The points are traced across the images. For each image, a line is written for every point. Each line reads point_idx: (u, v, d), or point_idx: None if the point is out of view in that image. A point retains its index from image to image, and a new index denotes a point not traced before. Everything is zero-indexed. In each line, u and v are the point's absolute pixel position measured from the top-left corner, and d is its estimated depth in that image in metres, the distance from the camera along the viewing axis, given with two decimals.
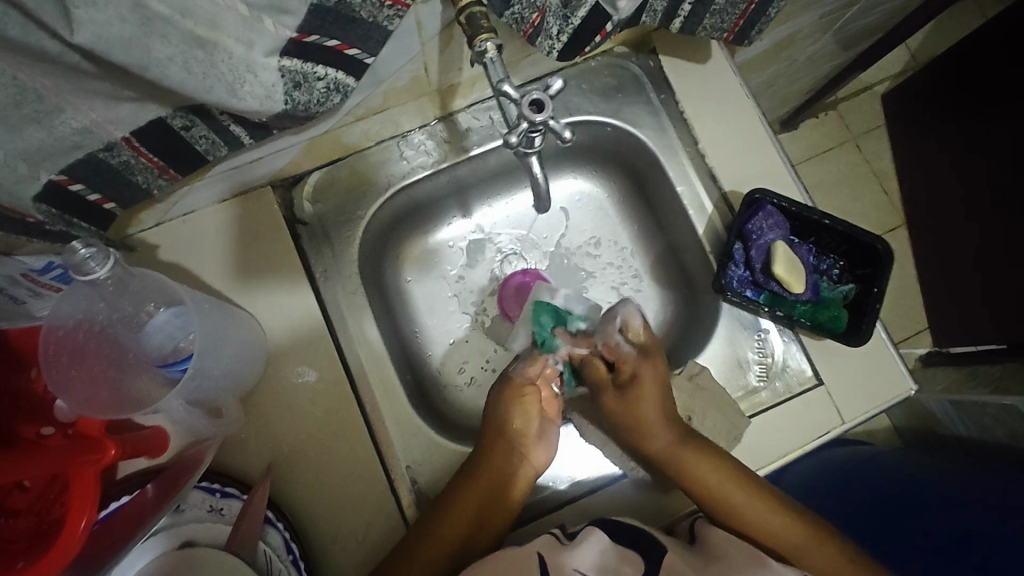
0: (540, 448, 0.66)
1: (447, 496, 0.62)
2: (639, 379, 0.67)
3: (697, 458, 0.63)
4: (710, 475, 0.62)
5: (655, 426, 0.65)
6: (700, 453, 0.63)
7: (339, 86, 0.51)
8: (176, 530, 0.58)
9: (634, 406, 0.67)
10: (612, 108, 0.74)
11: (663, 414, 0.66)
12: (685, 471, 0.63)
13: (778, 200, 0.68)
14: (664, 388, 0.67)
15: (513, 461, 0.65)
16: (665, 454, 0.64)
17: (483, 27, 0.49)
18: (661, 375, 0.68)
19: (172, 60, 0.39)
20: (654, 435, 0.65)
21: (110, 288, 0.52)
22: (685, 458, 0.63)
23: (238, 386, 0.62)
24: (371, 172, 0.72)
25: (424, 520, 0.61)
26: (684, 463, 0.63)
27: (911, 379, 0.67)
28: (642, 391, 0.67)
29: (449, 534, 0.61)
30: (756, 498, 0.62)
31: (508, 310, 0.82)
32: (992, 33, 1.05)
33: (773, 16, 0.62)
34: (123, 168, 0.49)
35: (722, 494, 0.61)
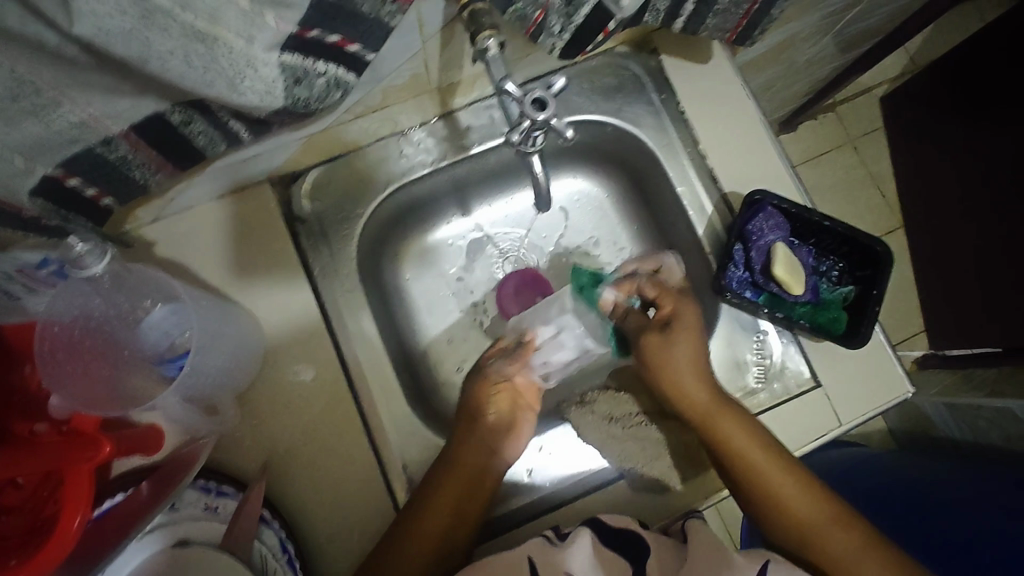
0: (511, 443, 0.66)
1: (426, 488, 0.62)
2: (678, 325, 0.66)
3: (730, 423, 0.63)
4: (744, 442, 0.62)
5: (688, 379, 0.65)
6: (734, 417, 0.63)
7: (339, 82, 0.51)
8: (171, 528, 0.56)
9: (670, 356, 0.66)
10: (613, 107, 0.73)
11: (701, 361, 0.66)
12: (719, 435, 0.62)
13: (778, 202, 0.68)
14: (698, 338, 0.66)
15: (483, 450, 0.65)
16: (701, 412, 0.64)
17: (485, 25, 0.49)
18: (699, 327, 0.67)
19: (173, 55, 0.38)
20: (690, 386, 0.65)
21: (105, 281, 0.53)
22: (722, 422, 0.63)
23: (234, 383, 0.61)
24: (371, 169, 0.71)
25: (409, 515, 0.60)
26: (719, 426, 0.63)
27: (909, 382, 0.67)
28: (681, 341, 0.66)
29: (437, 524, 0.60)
30: (785, 471, 0.62)
31: (506, 310, 0.81)
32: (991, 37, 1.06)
33: (775, 17, 0.62)
34: (120, 163, 0.49)
35: (752, 462, 0.61)
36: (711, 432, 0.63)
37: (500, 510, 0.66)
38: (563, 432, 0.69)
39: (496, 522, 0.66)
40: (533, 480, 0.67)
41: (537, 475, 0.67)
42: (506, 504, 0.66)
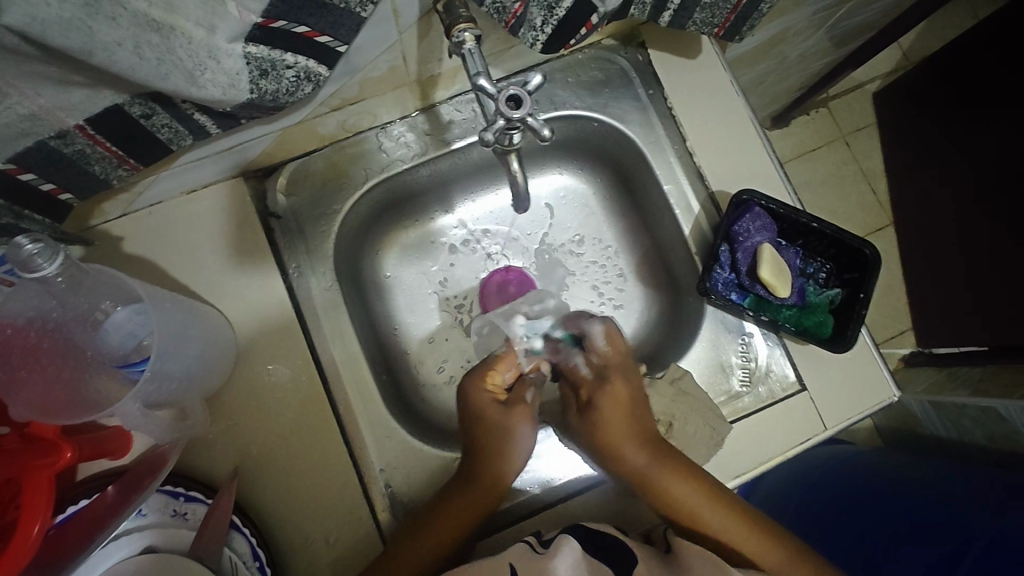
0: (526, 424, 0.64)
1: (427, 523, 0.58)
2: (600, 406, 0.61)
3: (679, 486, 0.59)
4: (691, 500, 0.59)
5: (628, 448, 0.60)
6: (677, 469, 0.60)
7: (310, 75, 0.49)
8: (138, 534, 0.56)
9: (602, 422, 0.61)
10: (599, 102, 0.71)
11: (635, 423, 0.61)
12: (668, 495, 0.59)
13: (765, 202, 0.67)
14: (633, 407, 0.62)
15: (504, 452, 0.61)
16: (643, 476, 0.60)
17: (461, 16, 0.47)
18: (629, 391, 0.62)
19: (122, 45, 0.36)
20: (629, 451, 0.60)
21: (60, 284, 0.50)
22: (663, 481, 0.59)
23: (202, 386, 0.59)
24: (348, 164, 0.69)
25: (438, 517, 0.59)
26: (662, 482, 0.59)
27: (895, 384, 0.66)
28: (609, 420, 0.61)
29: (422, 550, 0.57)
30: (741, 519, 0.59)
31: (484, 299, 0.80)
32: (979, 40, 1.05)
33: (766, 11, 0.60)
34: (77, 157, 0.47)
35: (707, 524, 0.59)
36: (656, 485, 0.59)
37: None
38: (544, 436, 0.68)
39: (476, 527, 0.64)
40: (515, 484, 0.65)
41: (519, 479, 0.66)
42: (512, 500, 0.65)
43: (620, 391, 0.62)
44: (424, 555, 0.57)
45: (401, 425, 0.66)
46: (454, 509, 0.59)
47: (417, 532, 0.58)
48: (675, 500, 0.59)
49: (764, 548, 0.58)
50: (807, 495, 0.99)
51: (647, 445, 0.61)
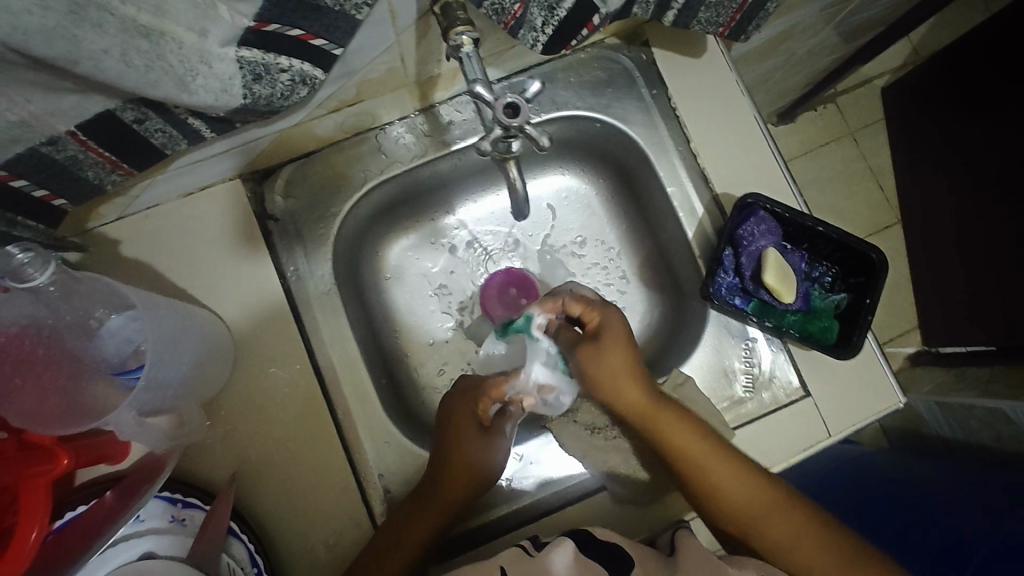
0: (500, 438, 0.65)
1: (427, 498, 0.59)
2: (607, 340, 0.61)
3: (686, 436, 0.59)
4: (698, 449, 0.58)
5: (633, 388, 0.60)
6: (688, 425, 0.59)
7: (305, 78, 0.48)
8: (135, 541, 0.55)
9: (606, 363, 0.60)
10: (601, 103, 0.70)
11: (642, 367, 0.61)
12: (682, 449, 0.59)
13: (770, 205, 0.66)
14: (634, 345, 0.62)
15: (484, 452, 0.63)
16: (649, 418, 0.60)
17: (459, 19, 0.45)
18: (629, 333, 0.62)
19: (109, 53, 0.36)
20: (632, 392, 0.60)
21: (53, 292, 0.49)
22: (668, 422, 0.59)
23: (198, 392, 0.59)
24: (347, 166, 0.68)
25: (406, 519, 0.58)
26: (674, 433, 0.59)
27: (901, 390, 0.65)
28: (614, 347, 0.60)
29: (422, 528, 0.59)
30: (756, 483, 0.59)
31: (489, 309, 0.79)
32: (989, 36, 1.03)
33: (772, 10, 0.59)
34: (70, 163, 0.46)
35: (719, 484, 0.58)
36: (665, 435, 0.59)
37: (482, 519, 0.64)
38: (545, 441, 0.67)
39: (472, 532, 0.64)
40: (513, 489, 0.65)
41: (517, 483, 0.65)
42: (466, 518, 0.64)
43: (617, 328, 0.62)
44: (423, 530, 0.59)
45: (394, 423, 0.65)
46: (420, 519, 0.59)
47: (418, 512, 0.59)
48: (692, 467, 0.58)
49: (775, 513, 0.59)
50: (810, 496, 0.98)
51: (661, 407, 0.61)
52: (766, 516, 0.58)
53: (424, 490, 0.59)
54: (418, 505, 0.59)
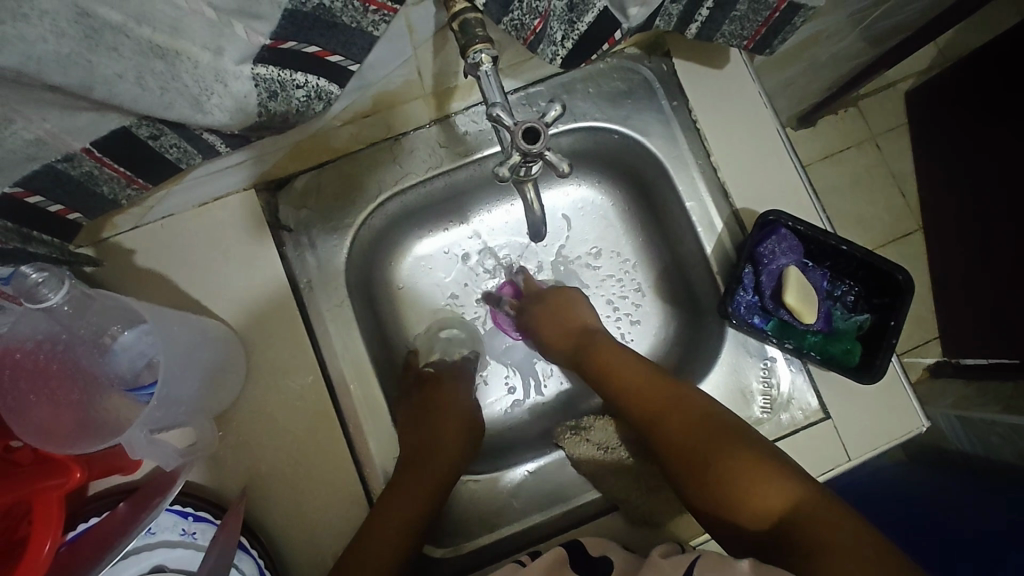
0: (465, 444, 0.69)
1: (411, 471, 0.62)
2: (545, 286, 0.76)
3: (605, 353, 0.68)
4: (615, 363, 0.66)
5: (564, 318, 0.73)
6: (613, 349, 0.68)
7: (320, 94, 0.47)
8: (145, 555, 0.55)
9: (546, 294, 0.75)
10: (620, 115, 0.69)
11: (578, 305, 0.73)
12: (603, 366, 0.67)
13: (792, 223, 0.64)
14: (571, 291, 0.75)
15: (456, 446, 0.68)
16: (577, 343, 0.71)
17: (477, 36, 0.44)
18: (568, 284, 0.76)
19: (124, 77, 0.35)
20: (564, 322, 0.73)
21: (67, 311, 0.49)
22: (592, 344, 0.69)
23: (210, 405, 0.59)
24: (361, 176, 0.68)
25: (382, 501, 0.59)
26: (596, 354, 0.68)
27: (924, 414, 0.63)
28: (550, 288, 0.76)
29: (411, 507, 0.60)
30: (678, 399, 0.61)
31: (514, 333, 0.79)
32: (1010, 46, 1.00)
33: (800, 24, 0.57)
34: (84, 178, 0.46)
35: (636, 396, 0.63)
36: (592, 356, 0.68)
37: (491, 537, 0.64)
38: (557, 460, 0.66)
39: (482, 551, 0.63)
40: (523, 506, 0.65)
41: (528, 500, 0.65)
42: (455, 545, 0.64)
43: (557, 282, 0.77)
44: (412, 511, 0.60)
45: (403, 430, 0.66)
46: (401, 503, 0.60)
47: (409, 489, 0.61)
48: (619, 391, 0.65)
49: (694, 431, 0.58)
50: None
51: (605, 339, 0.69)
52: (686, 437, 0.58)
53: (396, 478, 0.62)
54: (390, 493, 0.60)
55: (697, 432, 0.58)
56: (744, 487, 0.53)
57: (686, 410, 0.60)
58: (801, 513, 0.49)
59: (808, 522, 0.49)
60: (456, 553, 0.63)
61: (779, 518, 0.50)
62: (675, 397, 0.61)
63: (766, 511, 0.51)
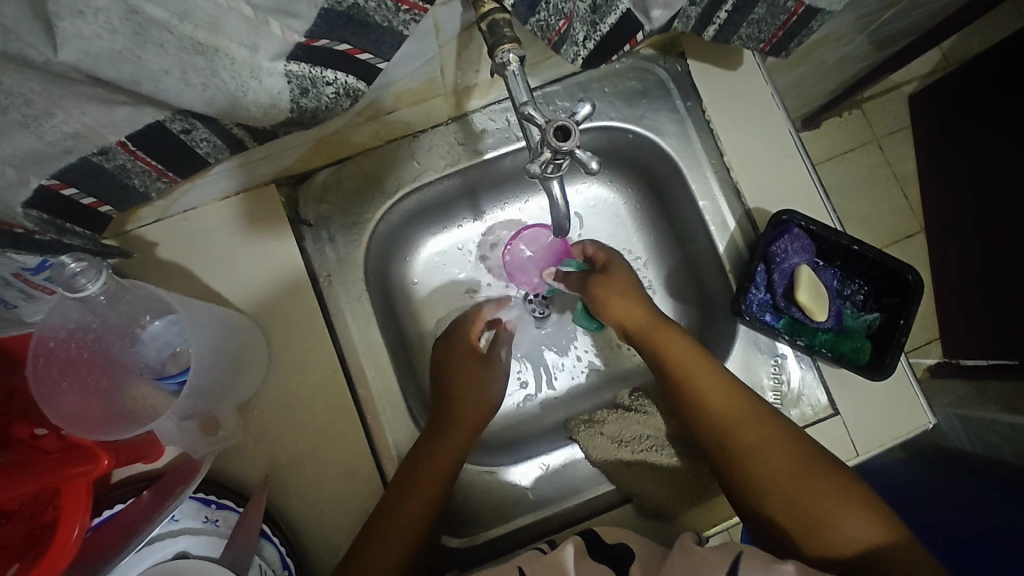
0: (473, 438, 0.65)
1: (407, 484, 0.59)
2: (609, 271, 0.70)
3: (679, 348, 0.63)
4: (691, 360, 0.62)
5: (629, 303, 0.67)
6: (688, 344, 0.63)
7: (349, 90, 0.48)
8: (171, 541, 0.57)
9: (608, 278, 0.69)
10: (635, 114, 0.70)
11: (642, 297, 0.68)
12: (675, 361, 0.62)
13: (805, 223, 0.65)
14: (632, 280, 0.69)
15: (457, 444, 0.63)
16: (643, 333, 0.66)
17: (505, 36, 0.45)
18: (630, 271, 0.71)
19: (168, 72, 0.37)
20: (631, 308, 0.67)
21: (101, 301, 0.50)
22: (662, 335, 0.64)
23: (233, 395, 0.60)
24: (380, 172, 0.69)
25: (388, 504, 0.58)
26: (666, 350, 0.63)
27: (931, 411, 0.65)
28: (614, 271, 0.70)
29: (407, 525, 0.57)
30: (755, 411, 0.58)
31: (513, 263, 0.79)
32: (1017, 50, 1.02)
33: (816, 28, 0.58)
34: (118, 171, 0.47)
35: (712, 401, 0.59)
36: (660, 351, 0.64)
37: (506, 528, 0.65)
38: (570, 452, 0.68)
39: (496, 541, 0.65)
40: (538, 498, 0.66)
41: (542, 492, 0.66)
42: (471, 535, 0.65)
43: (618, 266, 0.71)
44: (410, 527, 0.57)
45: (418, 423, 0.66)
46: (411, 499, 0.58)
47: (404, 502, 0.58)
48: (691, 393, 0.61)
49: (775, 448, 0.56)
50: None
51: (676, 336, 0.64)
52: (767, 453, 0.56)
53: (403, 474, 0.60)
54: (398, 491, 0.59)
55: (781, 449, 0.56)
56: (831, 515, 0.51)
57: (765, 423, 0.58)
58: (890, 553, 0.49)
59: (896, 560, 0.49)
60: (472, 543, 0.64)
61: (862, 553, 0.50)
62: (749, 407, 0.59)
63: (851, 543, 0.50)
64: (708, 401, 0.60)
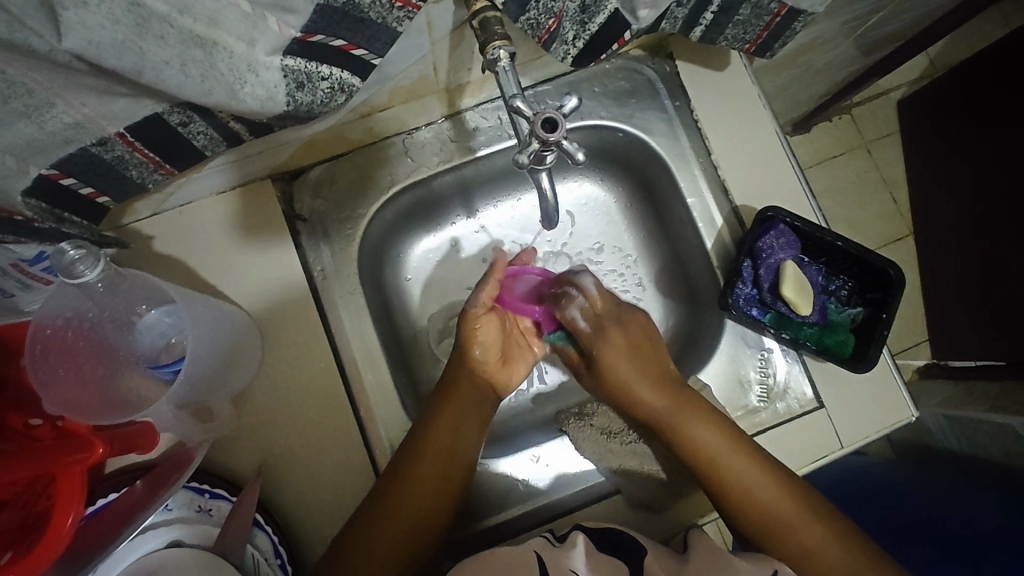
0: (475, 427, 0.65)
1: (403, 465, 0.60)
2: (606, 351, 0.68)
3: (700, 429, 0.63)
4: (711, 444, 0.62)
5: (641, 386, 0.66)
6: (707, 423, 0.63)
7: (343, 86, 0.49)
8: (165, 529, 0.58)
9: (613, 362, 0.67)
10: (625, 113, 0.71)
11: (654, 369, 0.66)
12: (696, 445, 0.62)
13: (790, 219, 0.67)
14: (637, 349, 0.67)
15: (457, 428, 0.63)
16: (661, 413, 0.65)
17: (496, 33, 0.47)
18: (635, 332, 0.68)
19: (169, 63, 0.38)
20: (644, 390, 0.65)
21: (98, 290, 0.50)
22: (681, 418, 0.64)
23: (228, 386, 0.60)
24: (374, 169, 0.70)
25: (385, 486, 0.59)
26: (686, 431, 0.63)
27: (913, 404, 0.66)
28: (616, 346, 0.67)
29: (410, 508, 0.59)
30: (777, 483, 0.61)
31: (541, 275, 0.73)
32: (998, 54, 1.05)
33: (800, 29, 0.60)
34: (116, 162, 0.48)
35: (736, 482, 0.61)
36: (680, 433, 0.63)
37: (497, 519, 0.66)
38: (560, 444, 0.69)
39: (488, 532, 0.65)
40: (530, 490, 0.66)
41: (534, 485, 0.67)
42: (463, 526, 0.65)
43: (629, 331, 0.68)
44: (412, 510, 0.59)
45: (411, 414, 0.67)
46: (408, 487, 0.59)
47: (400, 486, 0.59)
48: (714, 474, 0.61)
49: (797, 519, 0.60)
50: None
51: (706, 419, 0.63)
52: (792, 526, 0.60)
53: (396, 461, 0.60)
54: (394, 477, 0.59)
55: (804, 519, 0.60)
56: None
57: (786, 495, 0.61)
58: None
59: None
60: (465, 531, 0.65)
61: None
62: (769, 482, 0.61)
63: None
64: (732, 482, 0.61)
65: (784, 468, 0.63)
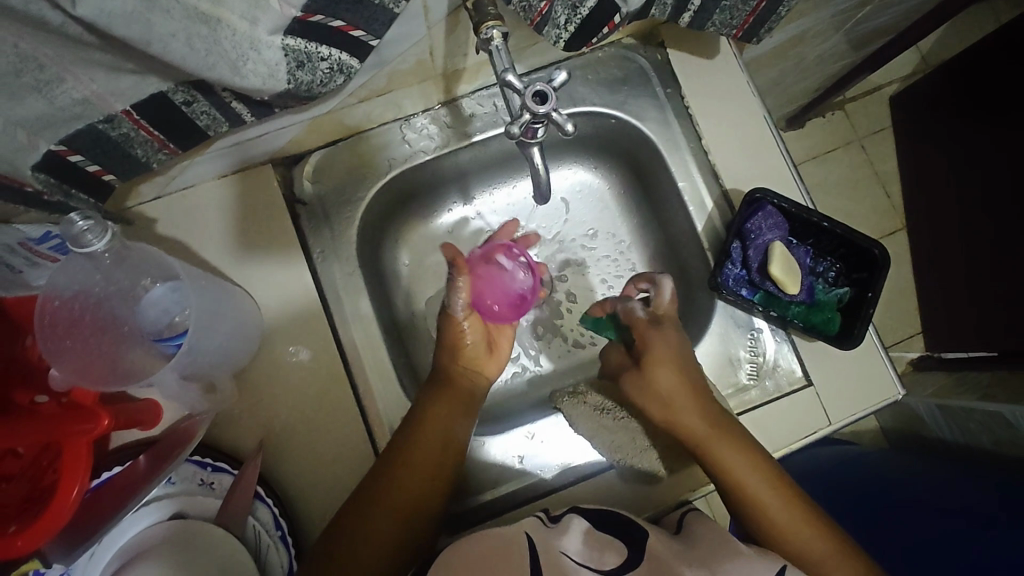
0: (461, 416, 0.65)
1: (405, 439, 0.61)
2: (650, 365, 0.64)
3: (732, 453, 0.60)
4: (740, 467, 0.59)
5: (682, 407, 0.62)
6: (739, 448, 0.60)
7: (342, 67, 0.50)
8: (166, 501, 0.60)
9: (657, 380, 0.63)
10: (618, 100, 0.73)
11: (693, 387, 0.63)
12: (727, 470, 0.59)
13: (777, 200, 0.68)
14: (680, 364, 0.64)
15: (455, 409, 0.65)
16: (694, 436, 0.61)
17: (489, 15, 0.49)
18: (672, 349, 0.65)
19: (175, 37, 0.39)
20: (684, 412, 0.62)
21: (106, 260, 0.54)
22: (715, 441, 0.60)
23: (231, 363, 0.62)
24: (372, 155, 0.71)
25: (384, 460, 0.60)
26: (718, 455, 0.60)
27: (899, 383, 0.68)
28: (662, 361, 0.64)
29: (413, 486, 0.59)
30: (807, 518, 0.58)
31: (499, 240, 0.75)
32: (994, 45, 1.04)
33: (784, 14, 0.62)
34: (122, 140, 0.49)
35: (766, 512, 0.58)
36: (711, 457, 0.60)
37: (492, 493, 0.67)
38: (554, 421, 0.70)
39: (483, 507, 0.67)
40: (525, 467, 0.68)
41: (529, 463, 0.68)
42: (461, 502, 0.67)
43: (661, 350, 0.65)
44: (416, 484, 0.59)
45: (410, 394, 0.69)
46: (401, 478, 0.59)
47: (405, 462, 0.60)
48: (743, 500, 0.59)
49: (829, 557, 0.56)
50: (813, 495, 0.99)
51: (736, 440, 0.60)
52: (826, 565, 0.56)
53: (401, 440, 0.61)
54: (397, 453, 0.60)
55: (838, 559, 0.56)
56: None
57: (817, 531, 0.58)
58: None
59: None
60: (464, 508, 0.66)
61: None
62: (796, 516, 0.58)
63: None
64: (762, 508, 0.58)
65: (813, 503, 0.60)
